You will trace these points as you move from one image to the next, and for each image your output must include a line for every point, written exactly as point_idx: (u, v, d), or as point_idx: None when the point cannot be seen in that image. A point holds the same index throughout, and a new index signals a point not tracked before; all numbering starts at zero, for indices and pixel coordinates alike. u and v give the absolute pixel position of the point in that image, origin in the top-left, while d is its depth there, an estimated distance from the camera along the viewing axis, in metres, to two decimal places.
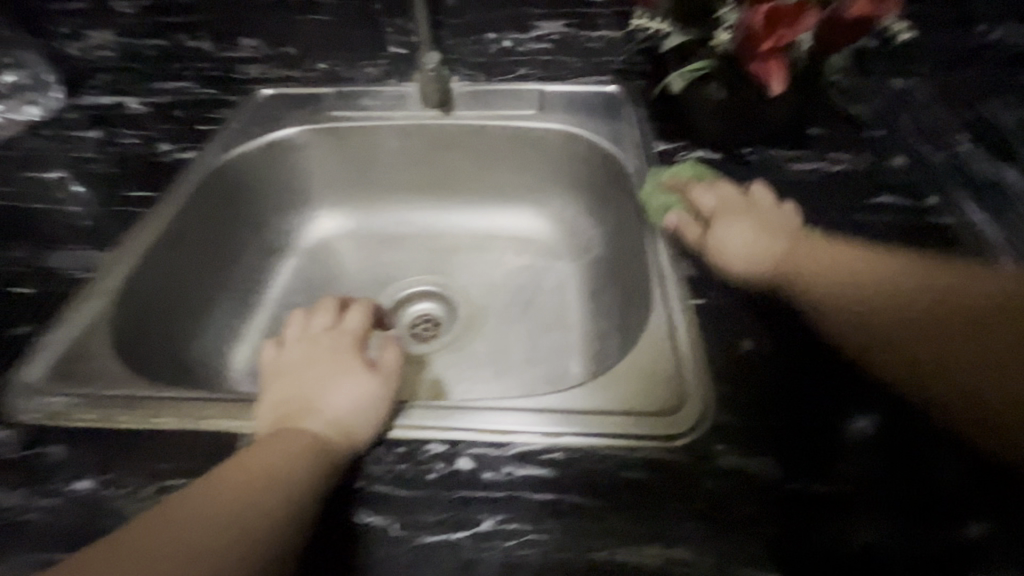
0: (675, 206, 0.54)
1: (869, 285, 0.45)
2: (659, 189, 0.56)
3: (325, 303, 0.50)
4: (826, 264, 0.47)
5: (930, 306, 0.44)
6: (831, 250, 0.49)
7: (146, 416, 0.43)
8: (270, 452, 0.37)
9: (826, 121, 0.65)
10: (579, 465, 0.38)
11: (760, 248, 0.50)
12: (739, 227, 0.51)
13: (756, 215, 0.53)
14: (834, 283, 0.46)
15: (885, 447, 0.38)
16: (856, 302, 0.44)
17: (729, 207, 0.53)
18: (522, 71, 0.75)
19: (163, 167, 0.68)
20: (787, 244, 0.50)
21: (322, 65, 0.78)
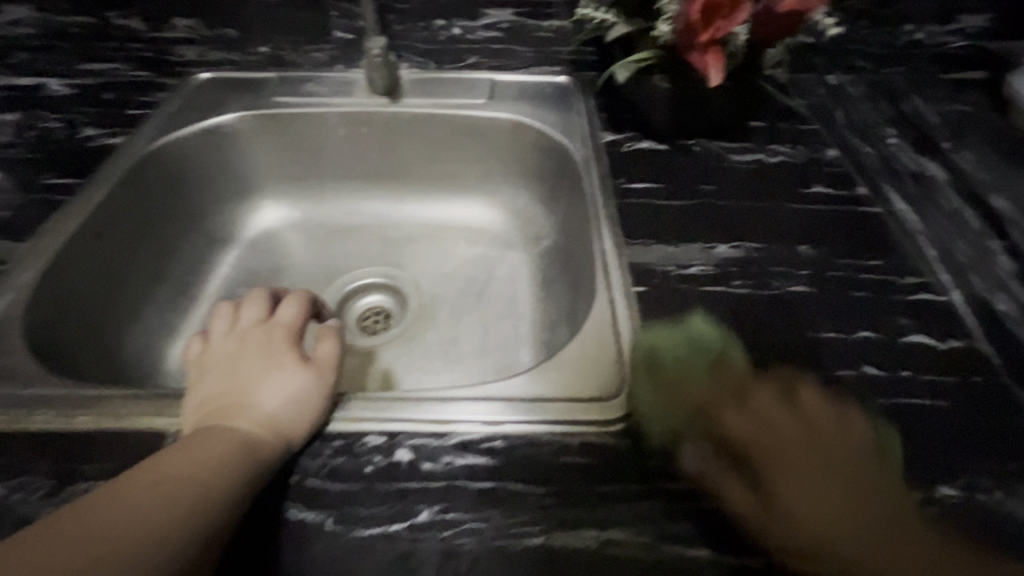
0: (682, 429, 0.39)
1: (844, 498, 0.35)
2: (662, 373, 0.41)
3: (254, 296, 0.48)
4: (805, 460, 0.36)
5: (914, 546, 0.33)
6: (815, 445, 0.37)
7: (64, 415, 0.40)
8: (203, 442, 0.36)
9: (765, 115, 0.67)
10: (519, 453, 0.39)
11: (771, 434, 0.37)
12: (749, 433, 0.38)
13: (767, 421, 0.38)
14: (818, 504, 0.35)
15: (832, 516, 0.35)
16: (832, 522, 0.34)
17: (736, 410, 0.39)
18: (472, 59, 0.74)
19: (89, 153, 0.64)
20: (785, 451, 0.37)
21: (264, 48, 0.75)
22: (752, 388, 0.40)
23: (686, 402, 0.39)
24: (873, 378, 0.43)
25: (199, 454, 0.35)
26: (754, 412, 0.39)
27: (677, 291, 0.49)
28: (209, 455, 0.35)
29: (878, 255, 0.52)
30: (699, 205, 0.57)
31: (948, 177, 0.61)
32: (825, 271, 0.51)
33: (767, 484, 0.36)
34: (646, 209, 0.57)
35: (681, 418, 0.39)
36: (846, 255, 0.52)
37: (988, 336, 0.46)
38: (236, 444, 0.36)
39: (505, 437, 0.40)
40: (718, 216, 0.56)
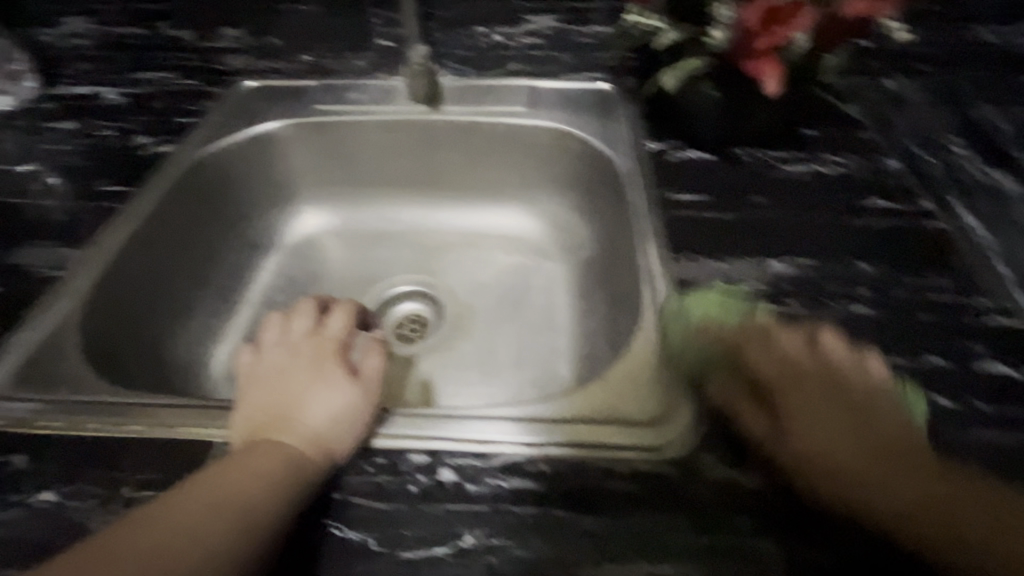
0: (720, 370, 0.40)
1: (849, 434, 0.36)
2: (690, 338, 0.41)
3: (304, 307, 0.49)
4: (814, 398, 0.37)
5: (919, 481, 0.34)
6: (826, 381, 0.38)
7: (116, 423, 0.41)
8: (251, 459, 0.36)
9: (820, 122, 0.64)
10: (566, 477, 0.37)
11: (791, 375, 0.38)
12: (767, 368, 0.38)
13: (790, 361, 0.39)
14: (823, 438, 0.36)
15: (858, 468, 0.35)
16: (832, 454, 0.35)
17: (760, 351, 0.39)
18: (513, 65, 0.72)
19: (140, 161, 0.66)
20: (800, 389, 0.38)
21: (306, 56, 0.75)
22: (778, 327, 0.40)
23: (724, 350, 0.40)
24: (941, 410, 0.40)
25: (243, 472, 0.35)
26: (777, 351, 0.39)
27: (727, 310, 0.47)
28: (255, 474, 0.35)
29: (946, 274, 0.49)
30: (748, 218, 0.55)
31: None
32: (888, 291, 0.48)
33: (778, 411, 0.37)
34: (693, 222, 0.55)
35: (701, 352, 0.40)
36: (911, 274, 0.49)
37: None
38: (281, 462, 0.36)
39: (550, 457, 0.39)
40: (770, 230, 0.54)
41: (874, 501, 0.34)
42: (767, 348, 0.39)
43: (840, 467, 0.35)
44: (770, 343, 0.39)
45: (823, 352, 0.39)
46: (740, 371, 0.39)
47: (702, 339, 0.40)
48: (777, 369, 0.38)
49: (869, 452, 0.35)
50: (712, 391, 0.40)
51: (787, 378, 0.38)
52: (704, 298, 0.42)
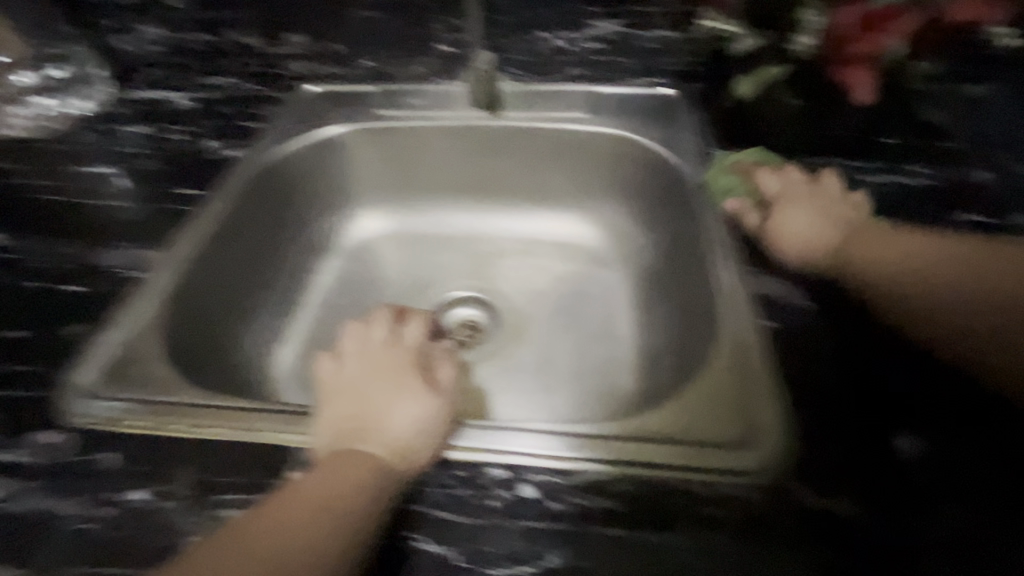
0: (737, 191, 0.56)
1: (877, 254, 0.47)
2: (724, 173, 0.58)
3: (379, 316, 0.48)
4: (847, 236, 0.49)
5: (936, 280, 0.44)
6: (855, 221, 0.51)
7: (202, 425, 0.42)
8: (333, 476, 0.36)
9: (907, 130, 0.60)
10: (650, 499, 0.36)
11: (822, 228, 0.51)
12: (804, 214, 0.52)
13: (818, 199, 0.53)
14: (853, 255, 0.48)
15: (937, 461, 0.37)
16: (863, 260, 0.47)
17: (793, 191, 0.54)
18: (574, 71, 0.71)
19: (211, 165, 0.68)
20: (828, 218, 0.51)
21: (369, 61, 0.76)
22: (815, 180, 0.55)
23: (743, 177, 0.57)
24: None
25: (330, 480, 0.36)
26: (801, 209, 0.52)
27: (815, 328, 0.45)
28: (342, 482, 0.36)
29: None
30: None
31: None
32: None
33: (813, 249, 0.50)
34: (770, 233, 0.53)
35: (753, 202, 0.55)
36: None
37: None
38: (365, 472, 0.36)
39: (633, 475, 0.38)
40: None
41: (897, 297, 0.45)
42: (779, 176, 0.55)
43: (875, 278, 0.46)
44: (812, 199, 0.53)
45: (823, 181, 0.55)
46: (786, 207, 0.53)
47: (753, 192, 0.56)
48: (816, 222, 0.51)
49: (893, 271, 0.45)
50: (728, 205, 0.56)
51: (820, 219, 0.51)
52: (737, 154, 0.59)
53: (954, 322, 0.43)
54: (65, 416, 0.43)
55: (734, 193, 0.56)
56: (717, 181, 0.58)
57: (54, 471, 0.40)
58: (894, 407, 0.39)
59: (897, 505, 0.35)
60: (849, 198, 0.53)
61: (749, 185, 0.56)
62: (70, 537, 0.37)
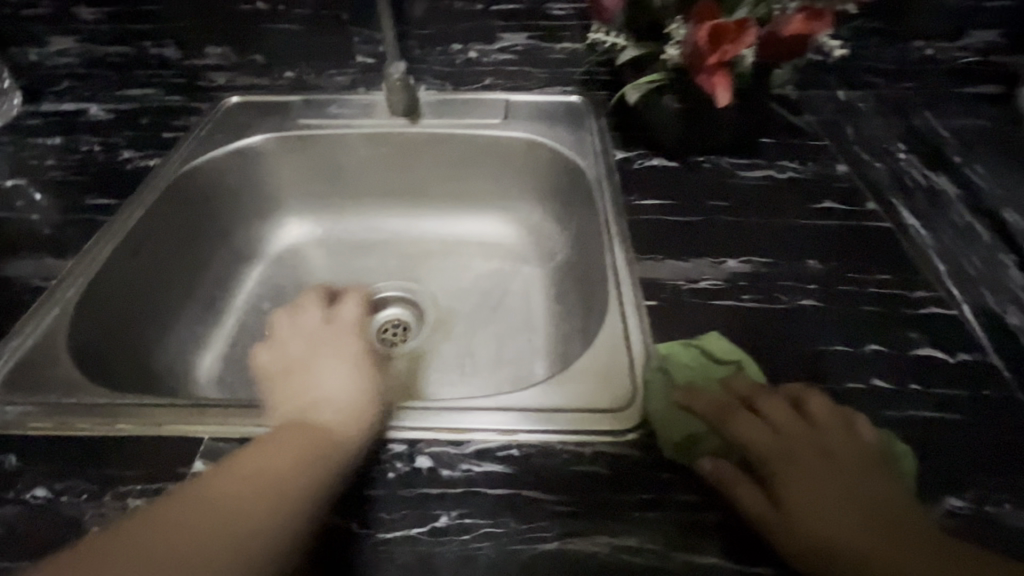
0: (702, 440, 0.40)
1: (846, 504, 0.36)
2: (677, 405, 0.42)
3: (309, 301, 0.53)
4: (822, 473, 0.38)
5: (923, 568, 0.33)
6: (836, 450, 0.39)
7: (107, 422, 0.43)
8: (283, 452, 0.38)
9: (775, 131, 0.68)
10: (536, 462, 0.40)
11: (815, 505, 0.36)
12: (798, 476, 0.38)
13: (802, 451, 0.39)
14: (818, 501, 0.37)
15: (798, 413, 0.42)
16: (828, 517, 0.36)
17: (773, 421, 0.40)
18: (488, 80, 0.77)
19: (127, 175, 0.68)
20: (812, 466, 0.39)
21: (289, 73, 0.79)
22: (800, 416, 0.41)
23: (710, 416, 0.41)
24: (881, 391, 0.43)
25: (276, 464, 0.37)
26: (764, 420, 0.41)
27: (690, 304, 0.50)
28: (285, 464, 0.37)
29: (887, 269, 0.53)
30: (707, 221, 0.58)
31: (960, 191, 0.61)
32: (834, 285, 0.52)
33: (767, 480, 0.38)
34: (657, 225, 0.59)
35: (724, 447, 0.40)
36: (856, 268, 0.53)
37: (1000, 348, 0.47)
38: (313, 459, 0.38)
39: (521, 443, 0.41)
40: (727, 231, 0.57)
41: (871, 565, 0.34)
42: (757, 420, 0.41)
43: (852, 545, 0.34)
44: (774, 420, 0.41)
45: (802, 406, 0.42)
46: (770, 471, 0.39)
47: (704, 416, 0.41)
48: (789, 447, 0.39)
49: (858, 519, 0.36)
50: (704, 466, 0.39)
51: (783, 443, 0.40)
52: (682, 366, 0.45)
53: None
54: None
55: (703, 443, 0.40)
56: (668, 415, 0.42)
57: None
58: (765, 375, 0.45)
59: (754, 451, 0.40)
60: (852, 437, 0.40)
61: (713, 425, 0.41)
62: None
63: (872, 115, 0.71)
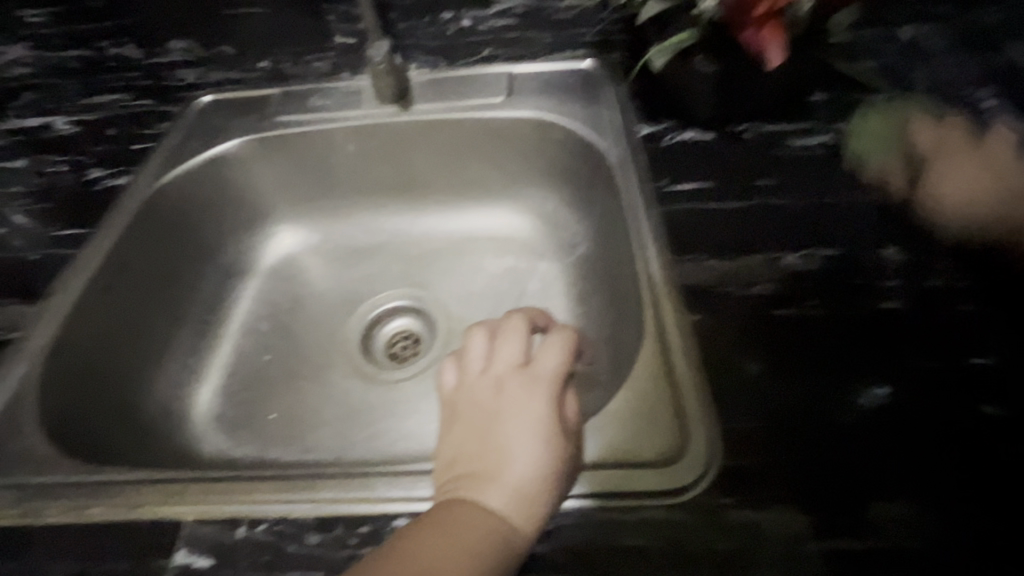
0: (766, 496, 0.34)
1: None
2: (871, 133, 0.51)
3: (511, 328, 0.42)
4: (1004, 194, 0.42)
5: None
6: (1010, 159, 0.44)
7: (84, 503, 0.38)
8: (438, 539, 0.31)
9: (830, 85, 0.57)
10: (574, 543, 0.33)
11: (985, 189, 0.43)
12: (959, 168, 0.44)
13: (985, 158, 0.45)
14: (981, 207, 0.42)
15: (904, 412, 0.36)
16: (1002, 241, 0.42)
17: (951, 143, 0.46)
18: (486, 52, 0.68)
19: (96, 197, 0.61)
20: (986, 168, 0.44)
21: (263, 62, 0.70)
22: (980, 144, 0.46)
23: (770, 462, 0.35)
24: (998, 418, 0.35)
25: (449, 540, 0.31)
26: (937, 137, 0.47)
27: (742, 315, 0.42)
28: (440, 560, 0.30)
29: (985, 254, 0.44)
30: (756, 207, 0.49)
31: None
32: (921, 277, 0.42)
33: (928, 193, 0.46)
34: (697, 215, 0.50)
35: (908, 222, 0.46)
36: (949, 256, 0.44)
37: None
38: (490, 530, 0.32)
39: (553, 513, 0.34)
40: (779, 216, 0.48)
41: None
42: (931, 128, 0.47)
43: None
44: (983, 159, 0.44)
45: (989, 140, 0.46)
46: (936, 161, 0.45)
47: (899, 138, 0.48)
48: (980, 166, 0.44)
49: None
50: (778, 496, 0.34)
51: (983, 168, 0.44)
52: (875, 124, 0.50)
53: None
54: None
55: (770, 494, 0.34)
56: (863, 140, 0.51)
57: None
58: (846, 379, 0.37)
59: (835, 498, 0.33)
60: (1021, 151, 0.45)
61: (775, 468, 0.35)
62: None
63: (949, 52, 0.59)
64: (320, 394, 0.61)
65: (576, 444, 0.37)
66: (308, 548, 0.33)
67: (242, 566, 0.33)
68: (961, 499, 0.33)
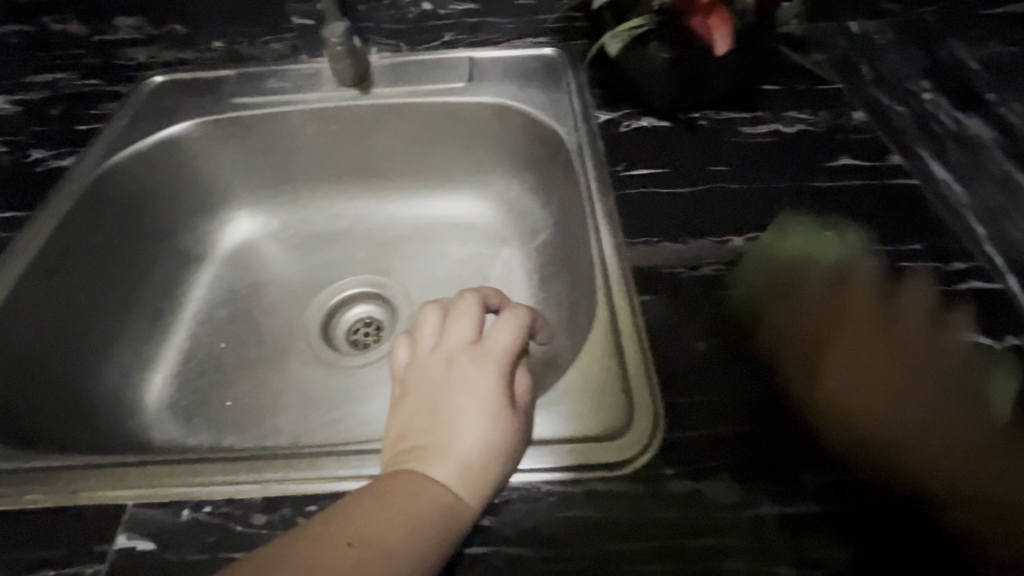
0: (706, 463, 0.35)
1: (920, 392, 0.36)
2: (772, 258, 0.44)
3: (464, 306, 0.42)
4: (866, 320, 0.40)
5: (973, 463, 0.33)
6: (921, 343, 0.39)
7: (19, 493, 0.37)
8: (381, 510, 0.31)
9: (781, 75, 0.59)
10: (520, 516, 0.34)
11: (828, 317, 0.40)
12: (840, 302, 0.41)
13: (888, 338, 0.39)
14: (842, 352, 0.38)
15: (847, 500, 0.33)
16: (900, 399, 0.36)
17: (857, 307, 0.41)
18: (448, 36, 0.67)
19: (39, 180, 0.59)
20: (881, 337, 0.39)
21: (218, 43, 0.69)
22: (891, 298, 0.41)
23: (710, 433, 0.36)
24: (925, 391, 0.37)
25: (390, 514, 0.31)
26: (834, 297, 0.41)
27: (689, 294, 0.43)
28: (383, 531, 0.30)
29: (918, 235, 0.46)
30: (706, 192, 0.50)
31: (994, 134, 0.53)
32: (858, 259, 0.45)
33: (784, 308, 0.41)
34: (649, 200, 0.51)
35: (784, 324, 0.40)
36: (884, 239, 0.46)
37: None
38: (435, 505, 0.32)
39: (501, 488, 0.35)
40: (729, 201, 0.49)
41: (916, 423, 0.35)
42: (860, 292, 0.41)
43: (910, 416, 0.35)
44: (859, 336, 0.39)
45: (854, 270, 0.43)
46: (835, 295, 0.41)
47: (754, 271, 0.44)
48: (819, 310, 0.40)
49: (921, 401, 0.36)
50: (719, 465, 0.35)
51: (881, 335, 0.39)
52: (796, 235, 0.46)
53: (968, 458, 0.34)
54: None
55: (710, 462, 0.35)
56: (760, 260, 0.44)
57: None
58: (784, 355, 0.39)
59: (770, 470, 0.35)
60: (939, 329, 0.40)
61: (714, 438, 0.36)
62: None
63: (891, 46, 0.61)
64: (277, 382, 0.60)
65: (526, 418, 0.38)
66: (255, 528, 0.33)
67: (186, 549, 0.33)
68: (892, 469, 0.34)
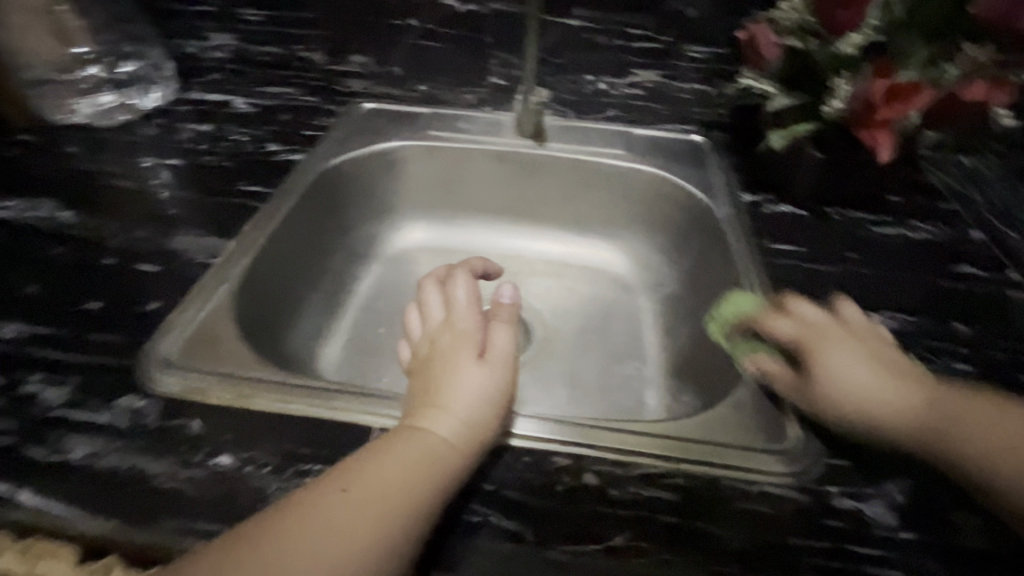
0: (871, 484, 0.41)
1: (951, 422, 0.43)
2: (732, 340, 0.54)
3: (428, 294, 0.50)
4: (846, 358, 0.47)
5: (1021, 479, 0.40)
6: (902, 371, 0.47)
7: (279, 402, 0.45)
8: (397, 454, 0.38)
9: (906, 191, 0.68)
10: (699, 498, 0.40)
11: (842, 352, 0.48)
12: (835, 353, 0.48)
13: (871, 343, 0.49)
14: (831, 381, 0.46)
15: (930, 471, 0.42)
16: (916, 408, 0.44)
17: (825, 329, 0.49)
18: (610, 113, 0.79)
19: (274, 165, 0.71)
20: (873, 363, 0.47)
21: (423, 85, 0.84)
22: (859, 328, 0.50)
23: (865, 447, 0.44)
24: None
25: (378, 481, 0.37)
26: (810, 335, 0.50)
27: None
28: (396, 474, 0.37)
29: None
30: (841, 272, 0.59)
31: None
32: (987, 352, 0.51)
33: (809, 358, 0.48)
34: (791, 270, 0.59)
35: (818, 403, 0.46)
36: (1008, 339, 0.53)
37: None
38: (417, 458, 0.38)
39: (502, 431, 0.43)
40: (866, 286, 0.57)
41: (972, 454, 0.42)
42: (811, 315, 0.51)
43: (959, 446, 0.42)
44: (907, 385, 0.46)
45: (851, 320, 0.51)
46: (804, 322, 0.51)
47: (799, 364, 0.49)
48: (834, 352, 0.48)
49: (961, 421, 0.43)
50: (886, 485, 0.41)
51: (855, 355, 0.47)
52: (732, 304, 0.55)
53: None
54: (146, 386, 0.45)
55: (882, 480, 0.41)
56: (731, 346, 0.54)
57: (140, 435, 0.41)
58: None
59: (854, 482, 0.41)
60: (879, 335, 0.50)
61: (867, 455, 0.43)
62: (157, 496, 0.38)
63: None
64: None
65: (512, 371, 0.45)
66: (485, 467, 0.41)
67: None
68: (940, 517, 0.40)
